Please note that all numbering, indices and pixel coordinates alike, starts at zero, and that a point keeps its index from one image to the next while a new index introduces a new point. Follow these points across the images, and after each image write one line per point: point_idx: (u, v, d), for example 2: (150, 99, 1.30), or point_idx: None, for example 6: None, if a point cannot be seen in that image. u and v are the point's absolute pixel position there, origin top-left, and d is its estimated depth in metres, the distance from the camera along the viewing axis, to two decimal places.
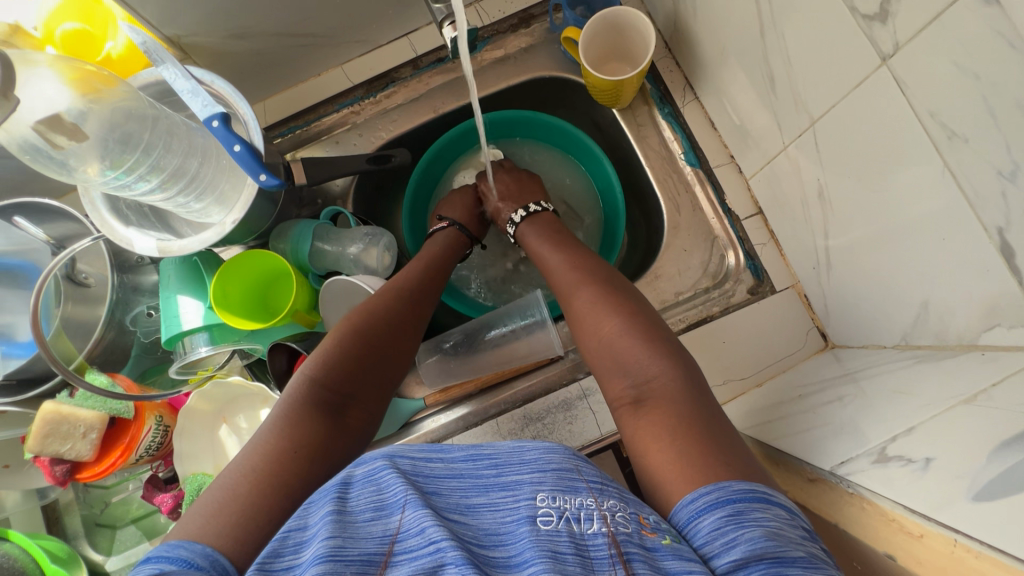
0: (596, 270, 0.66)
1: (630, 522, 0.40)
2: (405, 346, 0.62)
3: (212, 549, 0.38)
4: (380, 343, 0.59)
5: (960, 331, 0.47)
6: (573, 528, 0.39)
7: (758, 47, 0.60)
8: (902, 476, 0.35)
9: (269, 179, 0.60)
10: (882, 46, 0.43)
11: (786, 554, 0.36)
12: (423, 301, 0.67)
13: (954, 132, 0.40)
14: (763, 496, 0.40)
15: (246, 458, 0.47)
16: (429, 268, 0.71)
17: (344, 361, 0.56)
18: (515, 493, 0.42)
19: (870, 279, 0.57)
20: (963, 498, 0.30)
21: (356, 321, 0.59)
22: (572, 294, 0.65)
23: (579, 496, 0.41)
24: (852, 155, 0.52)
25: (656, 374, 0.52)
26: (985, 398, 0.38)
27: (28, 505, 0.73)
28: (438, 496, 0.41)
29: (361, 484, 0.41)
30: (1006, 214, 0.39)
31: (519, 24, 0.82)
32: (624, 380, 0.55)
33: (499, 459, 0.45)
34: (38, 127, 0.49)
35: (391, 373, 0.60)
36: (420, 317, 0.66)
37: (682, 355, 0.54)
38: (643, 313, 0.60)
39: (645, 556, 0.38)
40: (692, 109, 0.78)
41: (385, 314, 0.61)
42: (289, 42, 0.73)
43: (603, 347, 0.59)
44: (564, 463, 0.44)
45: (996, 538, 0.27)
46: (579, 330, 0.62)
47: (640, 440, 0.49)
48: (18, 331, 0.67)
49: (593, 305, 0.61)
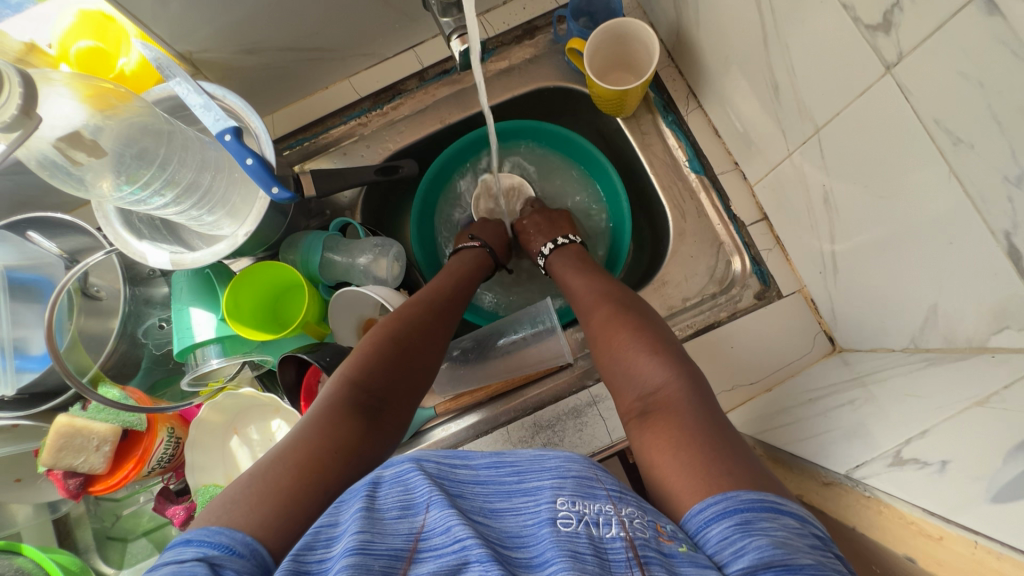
0: (613, 288, 0.69)
1: (648, 529, 0.40)
2: (433, 354, 0.63)
3: (253, 537, 0.38)
4: (412, 350, 0.61)
5: (969, 334, 0.48)
6: (593, 530, 0.39)
7: (761, 56, 0.61)
8: (919, 478, 0.35)
9: (281, 192, 0.61)
10: (886, 55, 0.44)
11: (795, 562, 0.36)
12: (449, 310, 0.69)
13: (959, 138, 0.41)
14: (774, 506, 0.40)
15: (286, 452, 0.46)
16: (456, 281, 0.73)
17: (378, 366, 0.57)
18: (537, 497, 0.42)
19: (877, 283, 0.57)
20: (982, 500, 0.30)
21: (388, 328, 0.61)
22: (590, 310, 0.67)
23: (598, 502, 0.41)
24: (857, 162, 0.53)
25: (663, 384, 0.54)
26: (997, 400, 0.38)
27: (40, 519, 0.73)
28: (462, 499, 0.42)
29: (391, 483, 0.42)
30: (1013, 218, 0.39)
31: (524, 36, 0.83)
32: (632, 393, 0.56)
33: (520, 466, 0.45)
34: (58, 144, 0.50)
35: (420, 380, 0.60)
36: (447, 327, 0.67)
37: (689, 365, 0.56)
38: (658, 328, 0.62)
39: (663, 560, 0.37)
40: (695, 117, 0.79)
41: (415, 323, 0.63)
42: (298, 56, 0.74)
43: (614, 363, 0.60)
44: (583, 471, 0.45)
45: (1016, 538, 0.27)
46: (595, 346, 0.64)
47: (647, 451, 0.50)
48: (32, 344, 0.68)
49: (604, 322, 0.64)
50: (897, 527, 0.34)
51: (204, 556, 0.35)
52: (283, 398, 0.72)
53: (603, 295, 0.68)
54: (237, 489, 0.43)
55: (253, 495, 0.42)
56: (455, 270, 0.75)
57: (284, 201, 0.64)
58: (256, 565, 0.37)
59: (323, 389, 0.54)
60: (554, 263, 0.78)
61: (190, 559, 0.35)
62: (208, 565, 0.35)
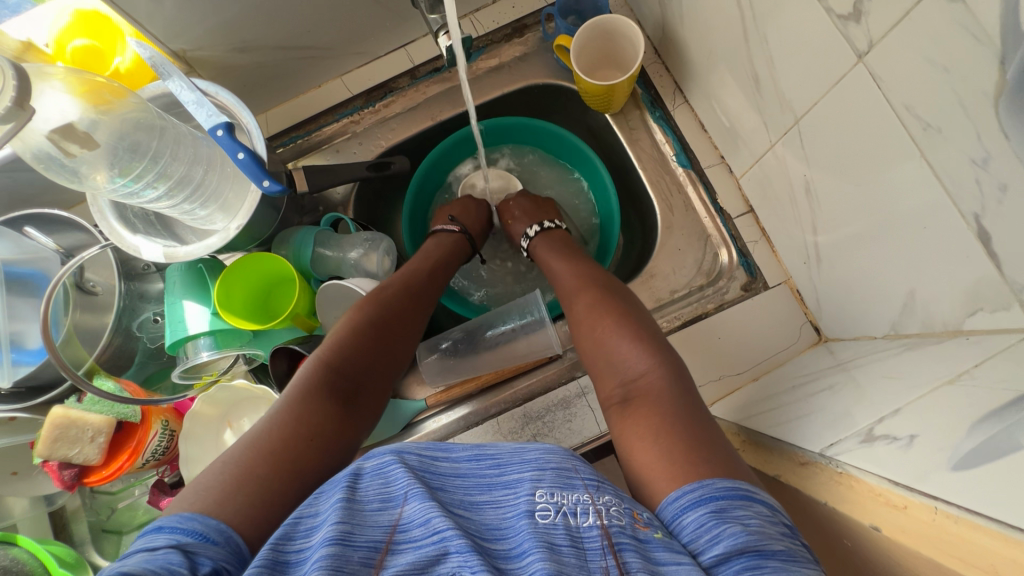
0: (598, 274, 0.69)
1: (624, 516, 0.41)
2: (407, 342, 0.65)
3: (226, 524, 0.39)
4: (386, 335, 0.62)
5: (945, 318, 0.48)
6: (570, 521, 0.40)
7: (743, 50, 0.62)
8: (887, 452, 0.36)
9: (272, 185, 0.62)
10: (858, 44, 0.45)
11: (767, 547, 0.37)
12: (424, 297, 0.70)
13: (928, 123, 0.42)
14: (747, 493, 0.41)
15: (259, 436, 0.48)
16: (433, 267, 0.74)
17: (354, 355, 0.58)
18: (517, 490, 0.43)
19: (858, 271, 0.58)
20: (944, 468, 0.31)
21: (359, 317, 0.61)
22: (575, 296, 0.68)
23: (576, 492, 0.42)
24: (835, 151, 0.54)
25: (645, 372, 0.54)
26: (967, 377, 0.39)
27: (37, 511, 0.74)
28: (443, 492, 0.42)
29: (371, 475, 0.43)
30: (981, 200, 0.40)
31: (513, 34, 0.84)
32: (615, 381, 0.57)
33: (501, 458, 0.46)
34: (52, 136, 0.51)
35: (393, 366, 0.62)
36: (422, 314, 0.68)
37: (669, 354, 0.56)
38: (641, 316, 0.62)
39: (637, 546, 0.39)
40: (682, 112, 0.80)
41: (392, 311, 0.64)
42: (291, 54, 0.76)
43: (598, 350, 0.61)
44: (562, 462, 0.46)
45: (973, 501, 0.28)
46: (579, 331, 0.65)
47: (626, 440, 0.51)
48: (29, 338, 0.69)
49: (590, 309, 0.64)
50: (865, 499, 0.35)
51: (177, 544, 0.36)
52: (275, 390, 0.73)
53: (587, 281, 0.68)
54: (212, 476, 0.43)
55: (230, 483, 0.43)
56: (427, 253, 0.76)
57: (275, 195, 0.65)
58: (229, 552, 0.38)
59: (298, 370, 0.55)
60: (538, 248, 0.78)
61: (163, 546, 0.35)
62: (182, 552, 0.35)
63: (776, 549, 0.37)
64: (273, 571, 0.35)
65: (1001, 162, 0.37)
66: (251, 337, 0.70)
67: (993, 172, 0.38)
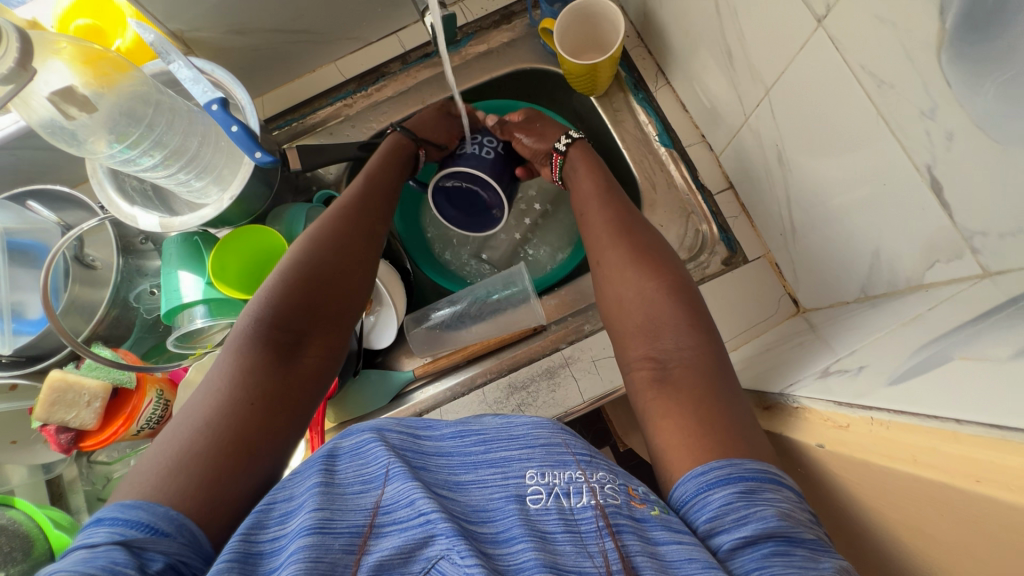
0: (624, 220, 0.64)
1: (620, 494, 0.40)
2: (357, 285, 0.62)
3: (177, 512, 0.39)
4: (328, 281, 0.59)
5: (908, 274, 0.50)
6: (562, 503, 0.39)
7: (716, 26, 0.64)
8: (838, 382, 0.37)
9: (263, 157, 0.65)
10: (817, 9, 0.48)
11: (796, 535, 0.37)
12: (370, 236, 0.66)
13: (881, 80, 0.44)
14: (776, 478, 0.41)
15: (197, 408, 0.47)
16: (375, 202, 0.68)
17: (292, 308, 0.56)
18: (504, 470, 0.42)
19: (829, 237, 0.60)
20: (881, 384, 0.33)
21: (292, 267, 0.58)
22: (604, 241, 0.63)
23: (569, 469, 0.42)
24: (802, 118, 0.56)
25: (684, 348, 0.51)
26: (919, 318, 0.41)
27: (34, 479, 0.75)
28: (426, 472, 0.42)
29: (350, 455, 0.43)
30: (932, 151, 0.42)
31: (501, 21, 0.87)
32: (648, 347, 0.53)
33: (487, 435, 0.45)
34: (52, 98, 0.53)
35: (344, 309, 0.60)
36: (367, 254, 0.64)
37: (714, 336, 0.53)
38: (679, 278, 0.57)
39: (635, 527, 0.38)
40: (664, 93, 0.83)
41: (332, 259, 0.60)
42: (286, 38, 0.79)
43: (636, 309, 0.56)
44: (552, 438, 0.45)
45: (899, 404, 0.30)
46: (604, 277, 0.61)
47: (653, 409, 0.49)
48: (29, 308, 0.71)
49: (631, 260, 0.59)
50: (816, 425, 0.37)
51: (121, 540, 0.35)
52: None
53: (612, 228, 0.63)
54: (147, 463, 0.43)
55: (166, 469, 0.42)
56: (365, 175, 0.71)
57: (267, 167, 0.67)
58: (183, 541, 0.38)
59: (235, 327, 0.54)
60: (575, 159, 0.73)
61: (104, 542, 0.35)
62: (127, 549, 0.35)
63: (804, 537, 0.36)
64: (244, 565, 0.35)
65: (946, 111, 0.39)
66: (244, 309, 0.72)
67: (941, 121, 0.40)
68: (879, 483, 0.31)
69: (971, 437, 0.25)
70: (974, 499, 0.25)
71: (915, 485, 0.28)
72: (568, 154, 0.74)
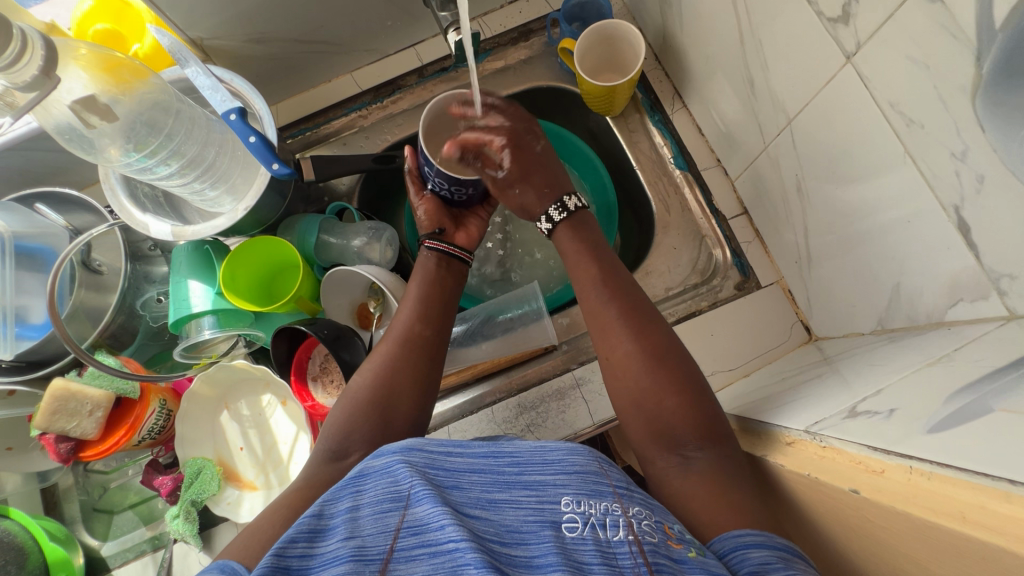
0: (636, 313, 0.58)
1: (657, 532, 0.40)
2: (412, 378, 0.59)
3: (224, 561, 0.37)
4: (388, 384, 0.58)
5: (928, 310, 0.50)
6: (599, 535, 0.39)
7: (739, 55, 0.65)
8: (868, 424, 0.37)
9: (281, 168, 0.64)
10: (847, 45, 0.47)
11: None
12: (433, 354, 0.62)
13: (912, 119, 0.44)
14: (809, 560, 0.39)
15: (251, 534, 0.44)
16: (436, 313, 0.65)
17: (358, 430, 0.55)
18: (540, 494, 0.42)
19: (848, 270, 0.60)
20: (919, 431, 0.33)
21: (358, 394, 0.57)
22: (616, 335, 0.57)
23: (605, 501, 0.41)
24: (823, 151, 0.56)
25: (698, 460, 0.49)
26: (947, 358, 0.41)
27: (29, 487, 0.74)
28: (457, 492, 0.41)
29: (378, 475, 0.40)
30: (961, 192, 0.42)
31: (519, 38, 0.87)
32: (668, 451, 0.51)
33: (520, 458, 0.44)
34: (74, 107, 0.53)
35: (404, 406, 0.58)
36: (427, 375, 0.60)
37: (728, 439, 0.50)
38: (693, 375, 0.54)
39: (673, 567, 0.37)
40: (680, 116, 0.83)
41: (392, 367, 0.59)
42: (304, 48, 0.79)
43: (655, 411, 0.53)
44: (588, 465, 0.44)
45: (944, 457, 0.30)
46: (616, 376, 0.56)
47: (681, 505, 0.48)
48: (33, 313, 0.69)
49: (640, 356, 0.55)
50: (846, 468, 0.35)
51: None
52: (273, 371, 0.74)
53: (626, 320, 0.58)
54: None
55: None
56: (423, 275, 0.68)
57: (283, 178, 0.66)
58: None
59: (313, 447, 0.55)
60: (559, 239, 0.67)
61: None
62: None
63: None
64: None
65: (978, 154, 0.40)
66: (253, 320, 0.73)
67: (972, 164, 0.40)
68: (911, 531, 0.31)
69: None
70: None
71: (959, 541, 0.27)
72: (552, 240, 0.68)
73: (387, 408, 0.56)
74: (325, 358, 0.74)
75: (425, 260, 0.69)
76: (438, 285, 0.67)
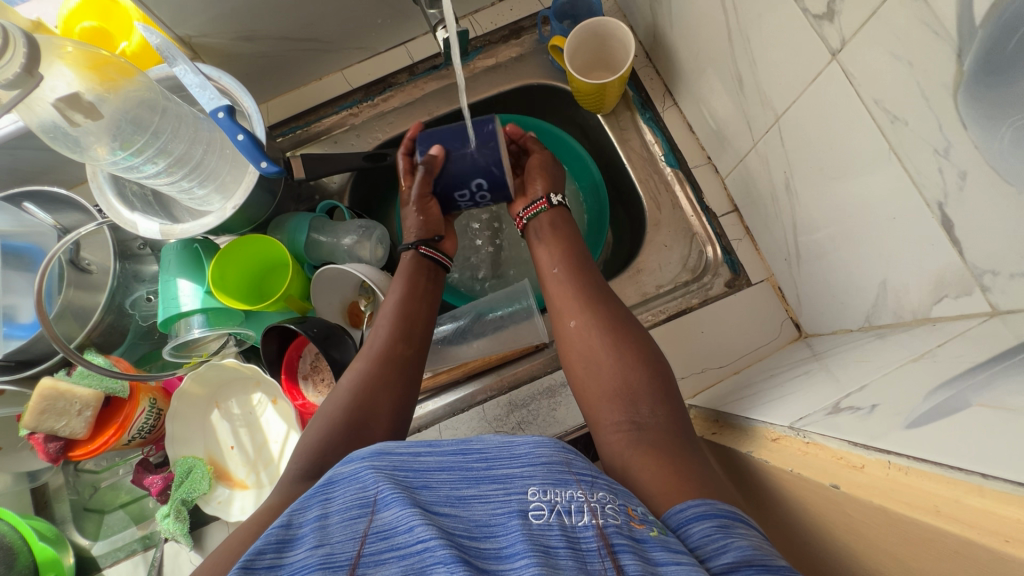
0: (595, 292, 0.63)
1: (619, 514, 0.39)
2: (390, 399, 0.59)
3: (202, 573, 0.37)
4: (365, 401, 0.58)
5: (914, 306, 0.50)
6: (564, 521, 0.39)
7: (727, 52, 0.65)
8: (851, 420, 0.37)
9: (270, 166, 0.64)
10: (832, 42, 0.48)
11: (774, 564, 0.35)
12: (411, 375, 0.62)
13: (896, 116, 0.44)
14: (748, 520, 0.39)
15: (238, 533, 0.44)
16: (413, 324, 0.66)
17: (332, 447, 0.54)
18: (507, 486, 0.42)
19: (836, 266, 0.60)
20: (899, 427, 0.33)
21: (333, 413, 0.57)
22: (576, 310, 0.62)
23: (569, 488, 0.41)
24: (810, 148, 0.56)
25: (647, 421, 0.51)
26: (931, 354, 0.41)
27: (19, 487, 0.74)
28: (426, 491, 0.41)
29: (347, 481, 0.41)
30: (944, 188, 0.43)
31: (510, 36, 0.87)
32: (620, 415, 0.53)
33: (488, 453, 0.44)
34: (58, 105, 0.52)
35: (380, 423, 0.57)
36: (405, 398, 0.61)
37: (678, 409, 0.53)
38: (647, 348, 0.57)
39: (634, 547, 0.37)
40: (671, 113, 0.84)
41: (370, 382, 0.59)
42: (294, 46, 0.78)
43: (608, 378, 0.56)
44: (554, 456, 0.44)
45: (921, 451, 0.30)
46: (576, 348, 0.60)
47: (630, 465, 0.48)
48: (20, 312, 0.69)
49: (599, 327, 0.59)
50: (828, 462, 0.36)
51: None
52: (263, 371, 0.74)
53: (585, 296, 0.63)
54: None
55: None
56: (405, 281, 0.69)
57: (272, 176, 0.66)
58: None
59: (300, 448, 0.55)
60: (546, 223, 0.71)
61: None
62: None
63: (781, 565, 0.35)
64: None
65: (961, 151, 0.40)
66: (243, 318, 0.73)
67: (955, 160, 0.41)
68: (891, 527, 0.31)
69: (999, 493, 0.25)
70: (1010, 564, 0.24)
71: (936, 537, 0.28)
72: (531, 223, 0.72)
73: (362, 423, 0.56)
74: (315, 356, 0.74)
75: (405, 260, 0.71)
76: (419, 296, 0.68)
